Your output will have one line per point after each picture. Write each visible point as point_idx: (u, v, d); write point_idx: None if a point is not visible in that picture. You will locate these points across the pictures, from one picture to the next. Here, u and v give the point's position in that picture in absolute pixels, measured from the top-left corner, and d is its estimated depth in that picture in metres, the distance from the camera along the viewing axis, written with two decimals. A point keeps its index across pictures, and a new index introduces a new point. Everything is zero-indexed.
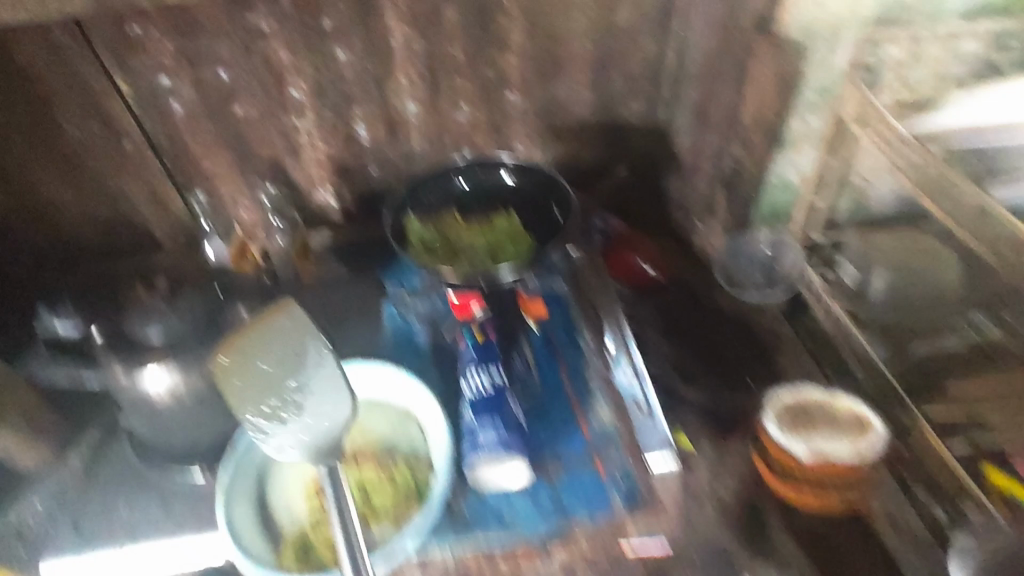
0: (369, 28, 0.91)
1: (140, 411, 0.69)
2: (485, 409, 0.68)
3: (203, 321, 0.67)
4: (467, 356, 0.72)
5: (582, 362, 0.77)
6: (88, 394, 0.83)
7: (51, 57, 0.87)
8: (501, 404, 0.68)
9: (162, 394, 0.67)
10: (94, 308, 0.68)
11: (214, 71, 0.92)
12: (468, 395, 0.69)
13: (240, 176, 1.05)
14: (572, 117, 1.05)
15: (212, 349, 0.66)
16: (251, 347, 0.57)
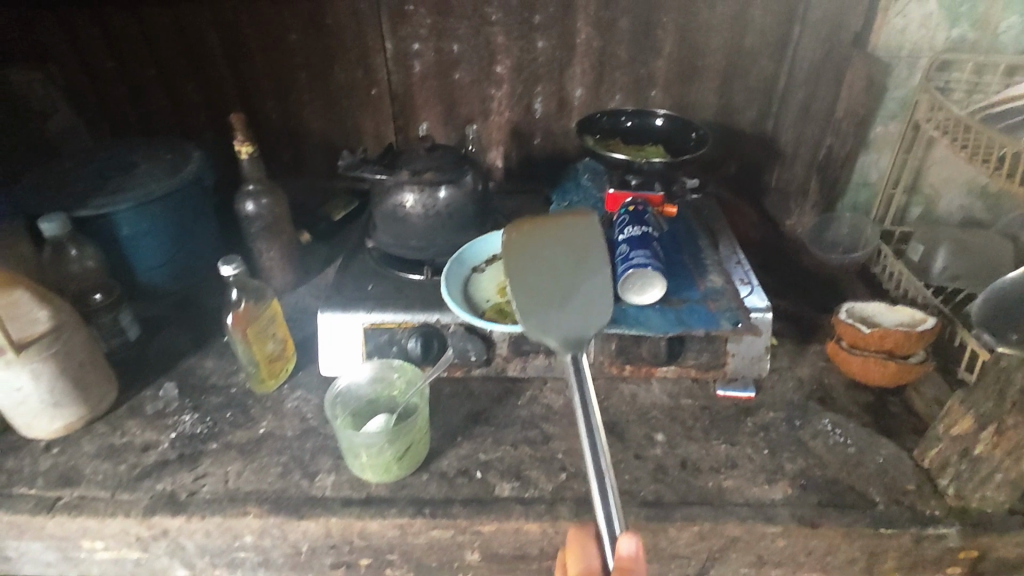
0: (565, 26, 1.27)
1: (393, 220, 0.99)
2: (636, 244, 0.91)
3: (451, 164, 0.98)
4: (622, 217, 0.97)
5: (700, 250, 1.00)
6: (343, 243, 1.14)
7: (352, 21, 1.27)
8: (648, 244, 0.92)
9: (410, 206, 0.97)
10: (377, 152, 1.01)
11: (450, 43, 1.30)
12: (624, 235, 0.93)
13: (441, 127, 1.40)
14: (698, 116, 1.36)
15: (453, 181, 0.95)
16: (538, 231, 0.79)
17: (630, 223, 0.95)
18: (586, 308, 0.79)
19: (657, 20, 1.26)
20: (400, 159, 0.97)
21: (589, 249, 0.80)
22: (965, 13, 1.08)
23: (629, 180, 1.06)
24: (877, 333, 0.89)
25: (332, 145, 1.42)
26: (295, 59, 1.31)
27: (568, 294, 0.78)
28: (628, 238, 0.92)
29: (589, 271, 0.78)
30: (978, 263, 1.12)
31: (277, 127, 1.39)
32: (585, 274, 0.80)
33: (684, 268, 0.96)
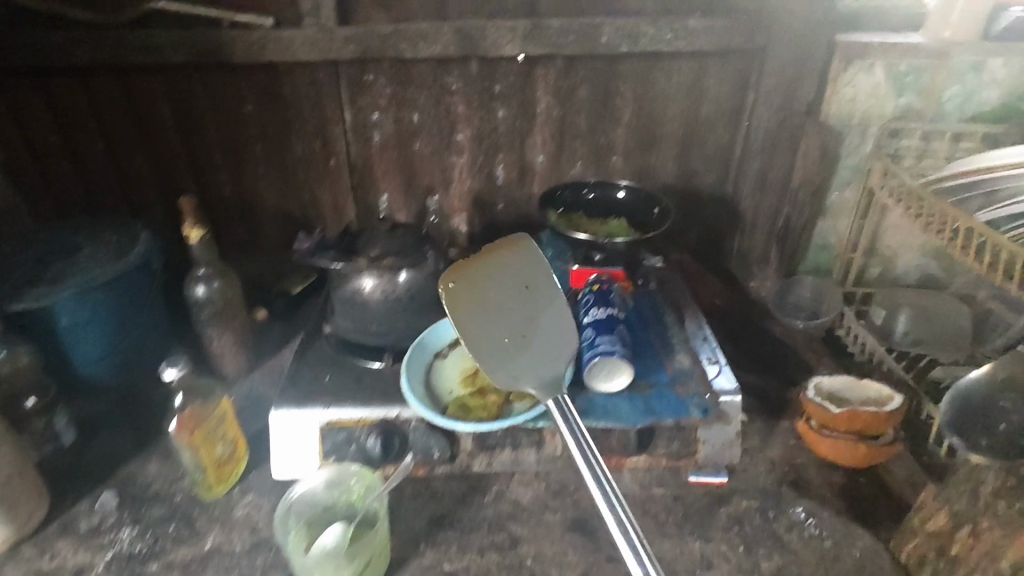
0: (525, 96, 1.27)
1: (352, 304, 0.94)
2: (603, 328, 0.89)
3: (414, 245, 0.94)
4: (588, 297, 0.94)
5: (667, 328, 0.98)
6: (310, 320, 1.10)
7: (310, 93, 1.24)
8: (614, 327, 0.89)
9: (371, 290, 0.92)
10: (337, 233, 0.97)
11: (410, 113, 1.28)
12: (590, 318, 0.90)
13: (403, 196, 1.39)
14: (659, 181, 1.36)
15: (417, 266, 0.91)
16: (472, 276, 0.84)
17: (596, 304, 0.93)
18: (543, 342, 0.84)
19: (617, 89, 1.26)
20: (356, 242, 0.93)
21: (526, 281, 0.87)
22: (908, 84, 1.09)
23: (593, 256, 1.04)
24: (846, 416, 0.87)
25: (289, 214, 1.38)
26: (251, 130, 1.28)
27: (524, 332, 0.84)
28: (594, 321, 0.90)
29: (531, 304, 0.85)
30: (938, 328, 1.13)
31: (231, 196, 1.34)
32: (531, 307, 0.86)
33: (649, 347, 0.94)
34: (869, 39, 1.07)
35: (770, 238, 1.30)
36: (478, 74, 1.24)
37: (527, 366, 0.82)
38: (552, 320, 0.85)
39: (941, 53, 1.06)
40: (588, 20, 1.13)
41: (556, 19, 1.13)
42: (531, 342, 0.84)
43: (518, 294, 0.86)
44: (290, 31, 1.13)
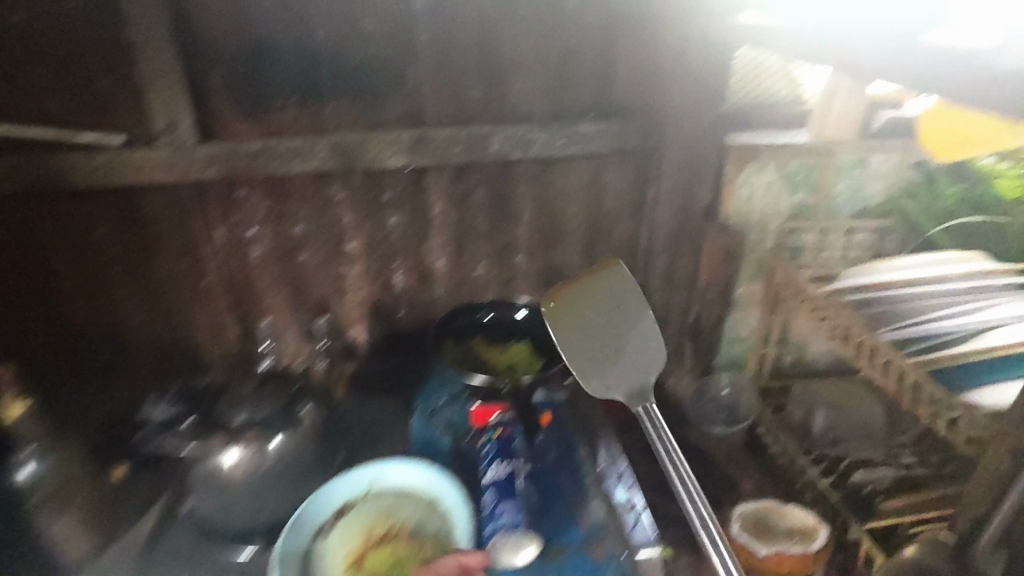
0: (418, 202, 1.18)
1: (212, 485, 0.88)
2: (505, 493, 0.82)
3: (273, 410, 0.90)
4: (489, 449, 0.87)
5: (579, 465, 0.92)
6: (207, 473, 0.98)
7: (175, 211, 1.11)
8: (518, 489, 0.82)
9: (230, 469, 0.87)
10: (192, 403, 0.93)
11: (292, 226, 1.17)
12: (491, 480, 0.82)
13: (291, 310, 1.26)
14: (566, 278, 1.31)
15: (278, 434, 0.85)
16: (578, 302, 0.97)
17: (499, 458, 0.85)
18: (638, 360, 0.98)
19: (514, 190, 1.19)
20: (220, 417, 0.89)
21: (620, 295, 0.99)
22: (801, 182, 1.10)
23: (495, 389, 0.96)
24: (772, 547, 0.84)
25: (158, 340, 1.22)
26: (107, 254, 1.12)
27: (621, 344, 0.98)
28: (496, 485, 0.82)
29: (633, 322, 0.98)
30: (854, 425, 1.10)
31: (88, 326, 1.18)
32: (627, 324, 0.99)
33: (559, 496, 0.88)
34: (756, 141, 1.07)
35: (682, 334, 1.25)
36: (365, 182, 1.14)
37: (616, 376, 0.96)
38: (647, 338, 0.98)
39: (824, 152, 1.07)
40: (476, 128, 1.07)
41: (442, 128, 1.07)
42: (628, 353, 0.97)
43: (612, 313, 0.98)
44: (144, 152, 1.01)
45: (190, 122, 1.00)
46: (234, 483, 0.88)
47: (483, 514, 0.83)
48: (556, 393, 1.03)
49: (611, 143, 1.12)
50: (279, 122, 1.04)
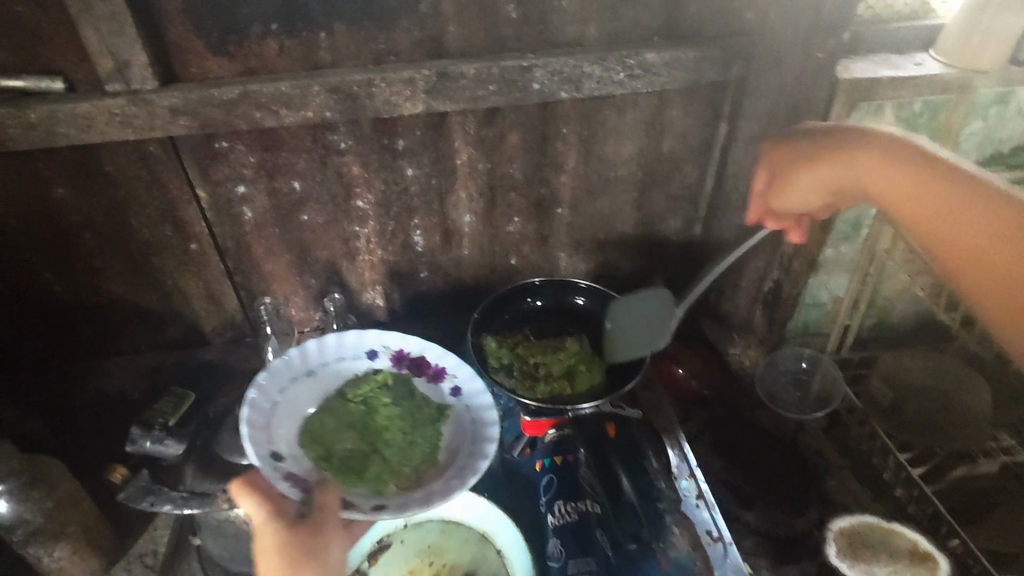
0: (439, 149, 0.95)
1: (225, 534, 0.70)
2: (576, 543, 0.75)
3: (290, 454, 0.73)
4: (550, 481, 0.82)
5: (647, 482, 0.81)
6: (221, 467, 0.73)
7: (141, 169, 0.89)
8: (590, 538, 0.76)
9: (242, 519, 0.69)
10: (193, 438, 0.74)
11: (289, 182, 0.95)
12: (553, 522, 0.77)
13: (296, 276, 1.07)
14: (616, 232, 1.11)
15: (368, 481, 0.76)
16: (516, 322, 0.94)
17: (563, 503, 0.79)
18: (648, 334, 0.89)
19: (556, 133, 0.96)
20: (217, 447, 0.71)
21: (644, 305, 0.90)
22: (924, 125, 0.88)
23: (556, 397, 0.87)
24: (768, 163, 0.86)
25: (148, 310, 1.05)
26: (71, 217, 0.92)
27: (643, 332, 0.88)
28: (561, 528, 0.77)
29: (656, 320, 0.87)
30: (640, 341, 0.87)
31: (64, 302, 1.00)
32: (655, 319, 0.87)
33: (642, 539, 0.76)
34: (875, 73, 0.82)
35: (755, 300, 1.02)
36: (374, 129, 0.91)
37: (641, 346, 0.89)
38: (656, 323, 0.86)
39: (961, 86, 0.84)
40: (510, 59, 0.85)
41: (468, 62, 0.84)
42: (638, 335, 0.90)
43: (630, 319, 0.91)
44: (86, 102, 0.79)
45: (145, 62, 0.78)
46: (246, 537, 0.70)
47: (540, 547, 0.80)
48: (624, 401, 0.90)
49: (684, 76, 0.88)
50: (261, 57, 0.82)
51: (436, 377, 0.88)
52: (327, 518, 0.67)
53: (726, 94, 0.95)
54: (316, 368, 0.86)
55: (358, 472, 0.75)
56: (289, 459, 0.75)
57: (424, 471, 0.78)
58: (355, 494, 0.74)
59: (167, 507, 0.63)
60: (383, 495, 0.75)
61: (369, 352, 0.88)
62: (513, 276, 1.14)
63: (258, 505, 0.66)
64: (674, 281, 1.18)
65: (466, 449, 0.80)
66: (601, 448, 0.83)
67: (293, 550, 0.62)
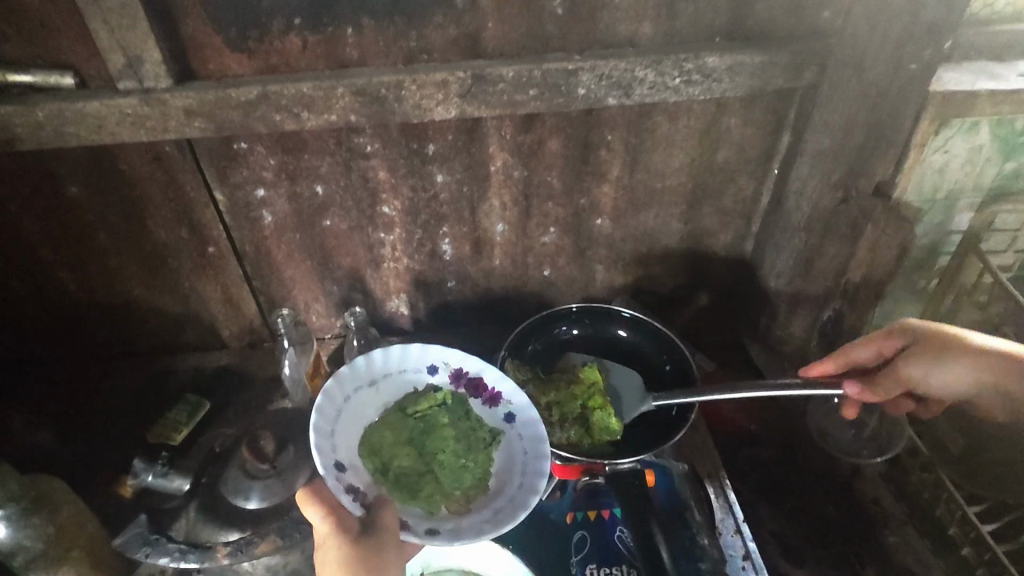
0: (472, 155, 0.88)
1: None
2: None
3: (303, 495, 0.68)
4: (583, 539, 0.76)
5: (690, 543, 0.75)
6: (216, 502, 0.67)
7: (156, 170, 0.84)
8: None
9: (250, 565, 0.65)
10: (201, 467, 0.70)
11: (311, 186, 0.89)
12: None
13: (318, 283, 1.01)
14: (659, 247, 1.02)
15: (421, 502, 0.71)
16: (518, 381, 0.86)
17: (596, 567, 0.75)
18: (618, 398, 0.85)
19: (600, 139, 0.88)
20: (220, 486, 0.67)
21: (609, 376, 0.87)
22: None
23: (596, 442, 0.81)
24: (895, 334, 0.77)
25: (165, 312, 1.01)
26: (86, 216, 0.88)
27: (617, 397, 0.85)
28: None
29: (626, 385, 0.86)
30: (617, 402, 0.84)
31: (79, 302, 0.97)
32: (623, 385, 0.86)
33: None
34: (972, 85, 0.71)
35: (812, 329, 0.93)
36: (403, 133, 0.84)
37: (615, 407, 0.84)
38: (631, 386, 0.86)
39: None
40: (554, 61, 0.77)
41: (507, 64, 0.76)
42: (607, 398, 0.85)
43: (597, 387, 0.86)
44: (96, 100, 0.73)
45: (158, 59, 0.72)
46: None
47: None
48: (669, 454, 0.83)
49: (748, 82, 0.79)
50: (283, 54, 0.75)
51: (492, 402, 0.80)
52: (385, 534, 0.62)
53: (793, 101, 0.85)
54: (378, 378, 0.78)
55: (412, 491, 0.70)
56: (350, 471, 0.70)
57: (475, 495, 0.73)
58: (408, 513, 0.69)
59: (163, 561, 0.61)
60: (436, 517, 0.70)
61: (429, 367, 0.80)
62: (545, 288, 1.07)
63: (324, 515, 0.60)
64: (719, 299, 1.09)
65: (515, 479, 0.74)
66: None
67: (358, 565, 0.57)
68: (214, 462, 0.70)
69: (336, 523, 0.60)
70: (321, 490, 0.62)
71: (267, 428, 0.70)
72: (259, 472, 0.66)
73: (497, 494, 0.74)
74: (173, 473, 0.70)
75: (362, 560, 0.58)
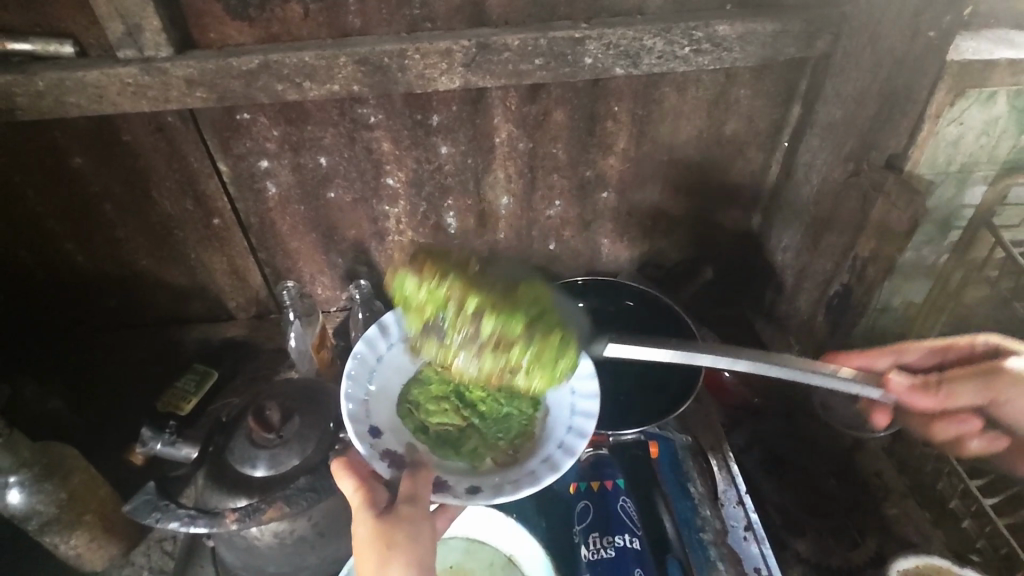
0: (476, 127, 0.87)
1: (239, 541, 0.68)
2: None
3: (311, 465, 0.68)
4: (585, 507, 0.77)
5: (692, 511, 0.77)
6: (224, 470, 0.68)
7: (160, 141, 0.83)
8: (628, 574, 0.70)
9: (260, 531, 0.67)
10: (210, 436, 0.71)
11: (315, 157, 0.88)
12: (587, 555, 0.72)
13: (323, 255, 1.01)
14: (666, 219, 1.01)
15: (466, 457, 0.72)
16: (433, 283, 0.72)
17: (598, 536, 0.73)
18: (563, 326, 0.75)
19: (606, 111, 0.86)
20: (228, 454, 0.69)
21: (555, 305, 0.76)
22: None
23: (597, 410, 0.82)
24: (944, 395, 0.70)
25: (172, 284, 1.02)
26: (91, 187, 0.87)
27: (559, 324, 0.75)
28: (596, 562, 0.72)
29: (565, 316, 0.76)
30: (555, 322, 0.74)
31: (86, 273, 0.97)
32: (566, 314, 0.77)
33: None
34: (991, 54, 0.69)
35: (818, 304, 0.93)
36: (406, 103, 0.83)
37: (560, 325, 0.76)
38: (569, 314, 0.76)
39: None
40: (561, 29, 0.75)
41: (513, 33, 0.75)
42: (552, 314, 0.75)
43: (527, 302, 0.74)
44: (96, 69, 0.73)
45: (157, 26, 0.71)
46: (264, 546, 0.68)
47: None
48: (671, 426, 0.85)
49: (759, 52, 0.78)
50: (284, 22, 0.74)
51: None
52: (418, 514, 0.61)
53: (804, 71, 0.84)
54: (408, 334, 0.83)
55: (454, 445, 0.73)
56: (388, 433, 0.73)
57: (519, 446, 0.74)
58: (449, 473, 0.71)
59: (173, 526, 0.60)
60: (480, 471, 0.72)
61: None
62: (550, 262, 1.07)
63: (355, 489, 0.62)
64: (726, 273, 1.09)
65: (558, 427, 0.75)
66: (640, 473, 0.81)
67: (388, 535, 0.59)
68: (222, 431, 0.71)
69: (372, 493, 0.62)
70: (353, 463, 0.65)
71: (275, 398, 0.71)
72: (266, 441, 0.68)
73: (543, 443, 0.74)
74: (180, 441, 0.71)
75: (394, 531, 0.59)
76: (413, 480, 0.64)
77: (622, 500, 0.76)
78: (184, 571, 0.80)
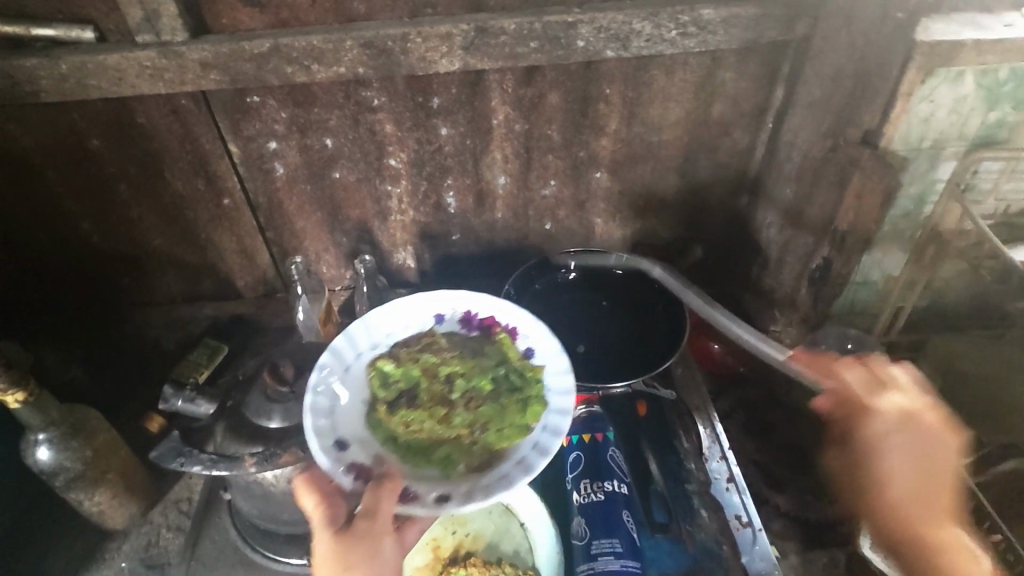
0: (475, 109, 0.91)
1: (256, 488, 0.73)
2: (604, 521, 0.75)
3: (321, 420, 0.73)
4: (576, 457, 0.82)
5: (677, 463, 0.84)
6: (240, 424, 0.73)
7: (173, 123, 0.88)
8: (616, 517, 0.75)
9: (274, 477, 0.72)
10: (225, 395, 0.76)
11: (321, 139, 0.93)
12: (579, 500, 0.78)
13: (328, 234, 1.06)
14: (657, 198, 1.06)
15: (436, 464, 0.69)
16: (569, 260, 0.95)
17: (589, 482, 0.78)
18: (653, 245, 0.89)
19: (598, 93, 0.91)
20: (245, 409, 0.74)
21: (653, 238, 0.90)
22: (1007, 94, 0.79)
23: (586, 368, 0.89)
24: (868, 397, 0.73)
25: (184, 262, 1.06)
26: (107, 168, 0.92)
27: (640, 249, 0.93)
28: (587, 505, 0.77)
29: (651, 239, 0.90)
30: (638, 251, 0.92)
31: (101, 252, 1.02)
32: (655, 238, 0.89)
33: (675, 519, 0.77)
34: (958, 34, 0.72)
35: (800, 277, 0.97)
36: (408, 86, 0.87)
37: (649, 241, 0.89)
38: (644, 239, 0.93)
39: None
40: (554, 13, 0.79)
41: (509, 17, 0.79)
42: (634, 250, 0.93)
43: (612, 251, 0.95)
44: (116, 53, 0.77)
45: (174, 12, 0.75)
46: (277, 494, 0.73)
47: (564, 522, 0.80)
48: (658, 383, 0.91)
49: (742, 35, 0.83)
50: (292, 8, 0.78)
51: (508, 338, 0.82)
52: (374, 531, 0.61)
53: (786, 54, 0.88)
54: (380, 343, 0.81)
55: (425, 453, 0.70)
56: (356, 444, 0.71)
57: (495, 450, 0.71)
58: (420, 481, 0.68)
59: (196, 469, 0.65)
60: (452, 479, 0.69)
61: (437, 317, 0.84)
62: (546, 241, 1.11)
63: (316, 504, 0.63)
64: (715, 251, 1.13)
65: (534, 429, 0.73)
66: (630, 428, 0.87)
67: (346, 552, 0.59)
68: (237, 391, 0.76)
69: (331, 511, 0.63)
70: (315, 477, 0.65)
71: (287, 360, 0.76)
72: (279, 395, 0.73)
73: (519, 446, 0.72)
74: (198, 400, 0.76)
75: (351, 549, 0.60)
76: (371, 494, 0.64)
77: (611, 450, 0.81)
78: (200, 527, 0.84)
